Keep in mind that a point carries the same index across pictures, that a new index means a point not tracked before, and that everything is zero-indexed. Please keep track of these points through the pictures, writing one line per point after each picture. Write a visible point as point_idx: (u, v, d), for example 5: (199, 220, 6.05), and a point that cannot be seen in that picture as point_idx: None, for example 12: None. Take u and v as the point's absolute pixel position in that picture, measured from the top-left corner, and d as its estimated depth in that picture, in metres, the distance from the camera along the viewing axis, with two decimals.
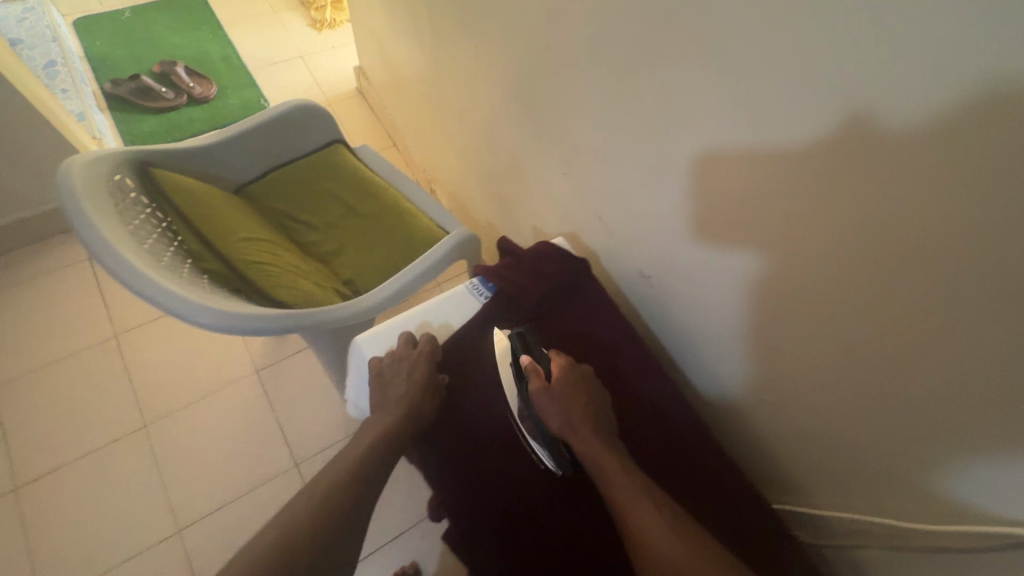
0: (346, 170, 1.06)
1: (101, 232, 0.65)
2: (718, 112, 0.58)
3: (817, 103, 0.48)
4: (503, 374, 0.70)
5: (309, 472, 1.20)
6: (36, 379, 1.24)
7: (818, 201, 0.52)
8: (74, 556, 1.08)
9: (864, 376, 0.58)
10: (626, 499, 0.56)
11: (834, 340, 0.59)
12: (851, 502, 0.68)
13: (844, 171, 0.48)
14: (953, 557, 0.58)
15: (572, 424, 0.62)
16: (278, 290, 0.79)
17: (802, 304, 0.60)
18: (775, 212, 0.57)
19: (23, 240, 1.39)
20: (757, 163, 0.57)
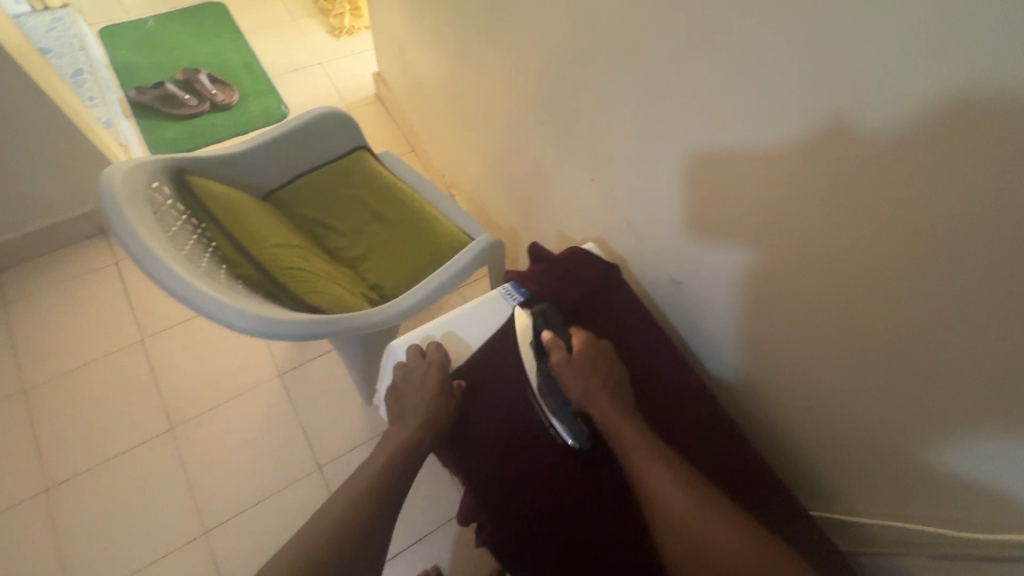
0: (371, 176, 1.08)
1: (144, 238, 0.66)
2: (746, 119, 0.60)
3: (843, 111, 0.50)
4: (523, 350, 0.71)
5: (333, 475, 1.21)
6: (65, 381, 1.27)
7: (869, 205, 0.52)
8: (103, 556, 1.09)
9: (905, 383, 0.57)
10: (641, 460, 0.58)
11: (877, 346, 0.58)
12: (886, 509, 0.67)
13: (869, 175, 0.51)
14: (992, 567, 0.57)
15: (592, 393, 0.63)
16: (311, 296, 0.80)
17: (845, 309, 0.60)
18: (820, 217, 0.57)
19: (51, 245, 1.42)
20: (804, 167, 0.57)
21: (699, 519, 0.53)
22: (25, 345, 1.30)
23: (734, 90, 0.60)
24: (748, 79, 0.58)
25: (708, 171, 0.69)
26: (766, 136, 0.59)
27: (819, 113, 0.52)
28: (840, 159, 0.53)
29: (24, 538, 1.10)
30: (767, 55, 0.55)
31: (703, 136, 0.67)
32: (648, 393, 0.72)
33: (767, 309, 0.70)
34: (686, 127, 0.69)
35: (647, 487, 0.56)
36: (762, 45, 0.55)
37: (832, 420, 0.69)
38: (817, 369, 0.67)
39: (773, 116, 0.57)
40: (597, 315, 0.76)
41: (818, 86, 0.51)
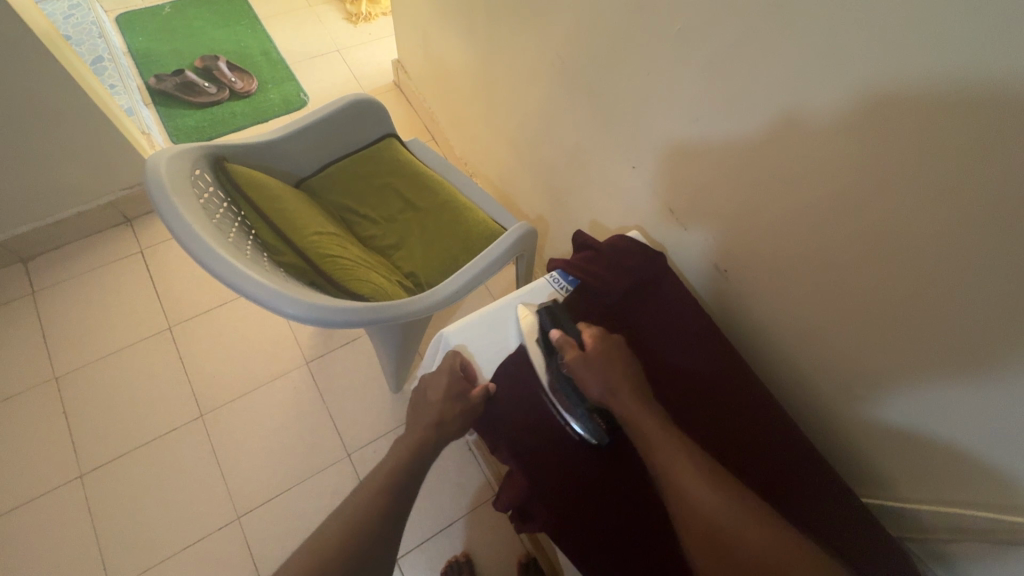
0: (403, 164, 1.07)
1: (193, 226, 0.66)
2: (799, 106, 0.61)
3: (903, 96, 0.51)
4: (531, 350, 0.69)
5: (361, 462, 1.22)
6: (96, 369, 1.28)
7: (941, 194, 0.51)
8: (139, 541, 1.11)
9: (963, 376, 0.57)
10: (667, 457, 0.56)
11: (935, 338, 0.58)
12: (933, 493, 0.67)
13: (925, 165, 0.52)
14: None
15: (613, 388, 0.61)
16: (353, 283, 0.80)
17: (902, 300, 0.59)
18: (885, 206, 0.57)
19: (77, 233, 1.42)
20: (869, 158, 0.56)
21: (721, 510, 0.52)
22: (54, 333, 1.31)
23: (789, 76, 0.60)
24: (806, 64, 0.58)
25: (758, 157, 0.69)
26: (820, 122, 0.59)
27: (877, 100, 0.53)
28: (894, 147, 0.54)
29: (61, 523, 1.12)
30: (827, 40, 0.55)
31: (754, 122, 0.67)
32: (698, 383, 0.71)
33: (813, 297, 0.70)
34: (738, 113, 0.68)
35: (674, 485, 0.54)
36: (824, 29, 0.54)
37: (882, 410, 0.68)
38: (867, 358, 0.67)
39: (830, 102, 0.57)
40: (644, 303, 0.75)
41: (882, 71, 0.51)
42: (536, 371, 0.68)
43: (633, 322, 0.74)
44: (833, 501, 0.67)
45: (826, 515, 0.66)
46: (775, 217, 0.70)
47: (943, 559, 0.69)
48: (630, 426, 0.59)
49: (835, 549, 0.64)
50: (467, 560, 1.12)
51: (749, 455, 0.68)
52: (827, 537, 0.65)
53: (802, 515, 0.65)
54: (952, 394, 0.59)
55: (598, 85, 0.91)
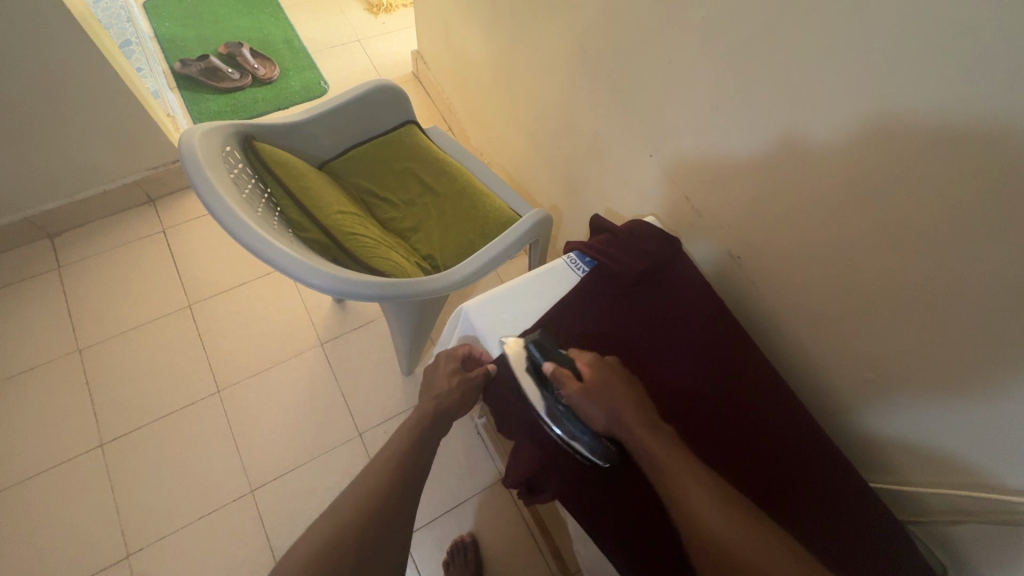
0: (421, 150, 1.09)
1: (226, 202, 0.69)
2: (830, 111, 0.61)
3: (937, 105, 0.51)
4: (525, 385, 0.63)
5: (372, 442, 1.25)
6: (118, 343, 1.31)
7: (941, 189, 0.53)
8: (155, 510, 1.15)
9: (959, 365, 0.59)
10: (685, 487, 0.53)
11: (932, 327, 0.60)
12: (925, 475, 0.69)
13: (948, 174, 0.52)
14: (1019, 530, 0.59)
15: (619, 416, 0.58)
16: (374, 260, 0.82)
17: (905, 291, 0.61)
18: (890, 198, 0.59)
19: (103, 211, 1.46)
20: (876, 151, 0.58)
21: (742, 536, 0.50)
22: (79, 307, 1.34)
23: (819, 83, 0.61)
24: (839, 72, 0.58)
25: (783, 157, 0.69)
26: (852, 129, 0.59)
27: (909, 110, 0.53)
28: (921, 155, 0.54)
29: (82, 489, 1.15)
30: (860, 49, 0.55)
31: (781, 123, 0.67)
32: (705, 374, 0.71)
33: (827, 292, 0.71)
34: (763, 113, 0.69)
35: (692, 511, 0.52)
36: (857, 33, 0.55)
37: (887, 401, 0.69)
38: (878, 353, 0.68)
39: (862, 111, 0.58)
40: (661, 287, 0.74)
41: (913, 79, 0.52)
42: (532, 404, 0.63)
43: (646, 311, 0.72)
44: (840, 488, 0.68)
45: (833, 496, 0.67)
46: (794, 214, 0.71)
47: (943, 540, 0.69)
48: (641, 455, 0.56)
49: (844, 532, 0.65)
50: (472, 540, 1.14)
51: (755, 439, 0.68)
52: (832, 516, 0.66)
53: (810, 495, 0.66)
54: (952, 382, 0.60)
55: (618, 76, 0.93)
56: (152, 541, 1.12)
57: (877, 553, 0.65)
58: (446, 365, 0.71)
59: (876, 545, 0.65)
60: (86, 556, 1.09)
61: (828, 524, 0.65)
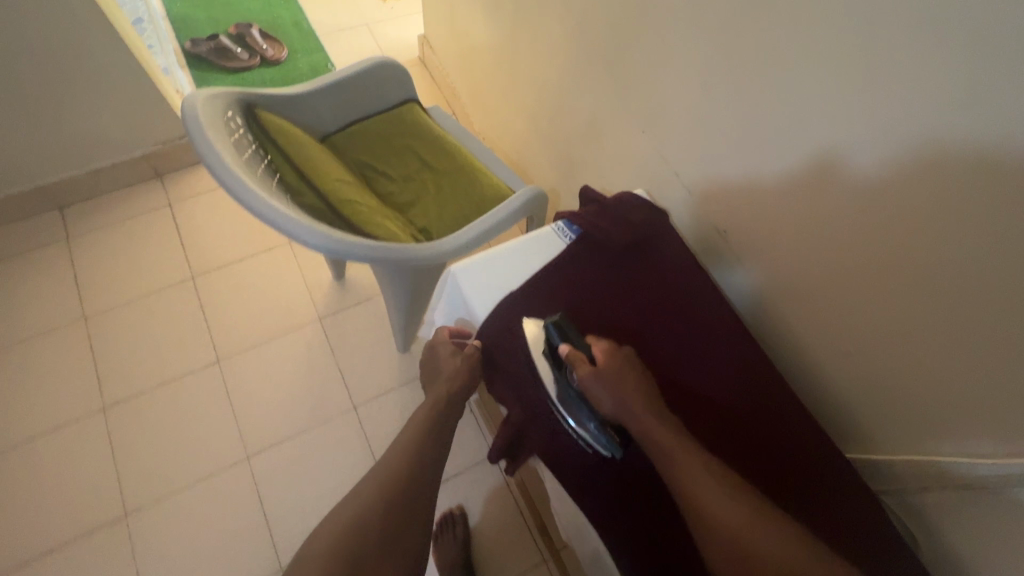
0: (422, 127, 1.11)
1: (229, 164, 0.72)
2: (875, 137, 0.58)
3: (983, 141, 0.49)
4: (538, 363, 0.64)
5: (366, 415, 1.27)
6: (122, 311, 1.34)
7: (911, 155, 0.55)
8: (153, 473, 1.18)
9: (925, 334, 0.60)
10: (693, 475, 0.53)
11: (900, 295, 0.61)
12: (891, 444, 0.69)
13: (951, 167, 0.52)
14: (972, 497, 0.59)
15: (628, 402, 0.57)
16: (369, 226, 0.84)
17: (879, 256, 0.62)
18: (866, 166, 0.60)
19: (111, 184, 1.49)
20: (853, 120, 0.60)
21: (747, 527, 0.50)
22: (85, 275, 1.38)
23: (863, 107, 0.58)
24: (895, 102, 0.55)
25: (813, 180, 0.67)
26: (884, 143, 0.57)
27: (949, 129, 0.51)
28: (943, 166, 0.53)
29: (84, 450, 1.19)
30: (919, 78, 0.52)
31: (817, 142, 0.64)
32: (681, 339, 0.71)
33: (809, 268, 0.72)
34: (794, 126, 0.66)
35: (697, 500, 0.52)
36: (916, 57, 0.52)
37: (860, 374, 0.70)
38: (859, 329, 0.68)
39: (911, 147, 0.55)
40: (649, 260, 0.73)
41: (899, 55, 0.53)
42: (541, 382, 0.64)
43: (628, 282, 0.72)
44: (819, 465, 0.67)
45: (813, 471, 0.66)
46: (803, 216, 0.70)
47: (914, 509, 0.67)
48: (648, 443, 0.56)
49: (821, 507, 0.64)
50: (460, 513, 1.16)
51: (740, 412, 0.68)
52: (810, 492, 0.65)
53: (789, 468, 0.66)
54: (917, 352, 0.62)
55: (616, 55, 0.94)
56: (150, 502, 1.15)
57: (858, 534, 0.63)
58: (446, 347, 0.73)
59: (854, 524, 0.64)
60: (86, 513, 1.13)
61: (802, 498, 0.64)
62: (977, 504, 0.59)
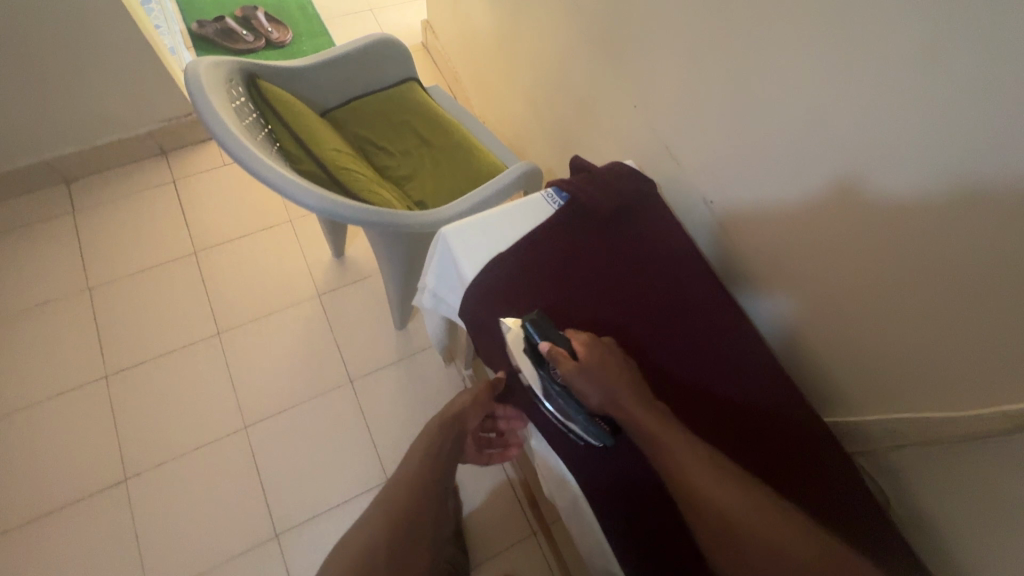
0: (421, 105, 1.13)
1: (228, 126, 0.74)
2: (904, 166, 0.57)
3: (1014, 174, 0.48)
4: (520, 364, 0.64)
5: (362, 389, 1.30)
6: (126, 284, 1.37)
7: (892, 120, 0.57)
8: (153, 440, 1.20)
9: (900, 296, 0.62)
10: (682, 463, 0.52)
11: (879, 257, 0.63)
12: (868, 405, 0.71)
13: (928, 128, 0.54)
14: (946, 452, 0.61)
15: (614, 394, 0.57)
16: (365, 193, 0.86)
17: (861, 221, 0.64)
18: (850, 133, 0.62)
19: (117, 160, 1.51)
20: (836, 88, 0.61)
21: (742, 509, 0.49)
22: (90, 248, 1.40)
23: (892, 135, 0.57)
24: (927, 131, 0.54)
25: (838, 209, 0.66)
26: (869, 110, 0.59)
27: (928, 93, 0.53)
28: (921, 127, 0.55)
29: (86, 417, 1.22)
30: (956, 109, 0.51)
31: (804, 113, 0.66)
32: (655, 308, 0.72)
33: (792, 236, 0.73)
34: (802, 127, 0.67)
35: (691, 487, 0.51)
36: (952, 86, 0.51)
37: (837, 340, 0.72)
38: (842, 298, 0.69)
39: (940, 180, 0.54)
40: (632, 225, 0.76)
41: (881, 20, 0.55)
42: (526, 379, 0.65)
43: (608, 246, 0.74)
44: (799, 428, 0.68)
45: (793, 432, 0.67)
46: (818, 234, 0.70)
47: (888, 472, 0.68)
48: (635, 433, 0.55)
49: (798, 469, 0.65)
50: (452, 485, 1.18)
51: (716, 372, 0.69)
52: (790, 453, 0.65)
53: (768, 429, 0.67)
54: (896, 315, 0.64)
55: (611, 33, 0.95)
56: (150, 468, 1.18)
57: (835, 492, 0.64)
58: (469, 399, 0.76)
59: (832, 483, 0.64)
60: (88, 477, 1.16)
61: (782, 458, 0.65)
62: (947, 458, 0.61)
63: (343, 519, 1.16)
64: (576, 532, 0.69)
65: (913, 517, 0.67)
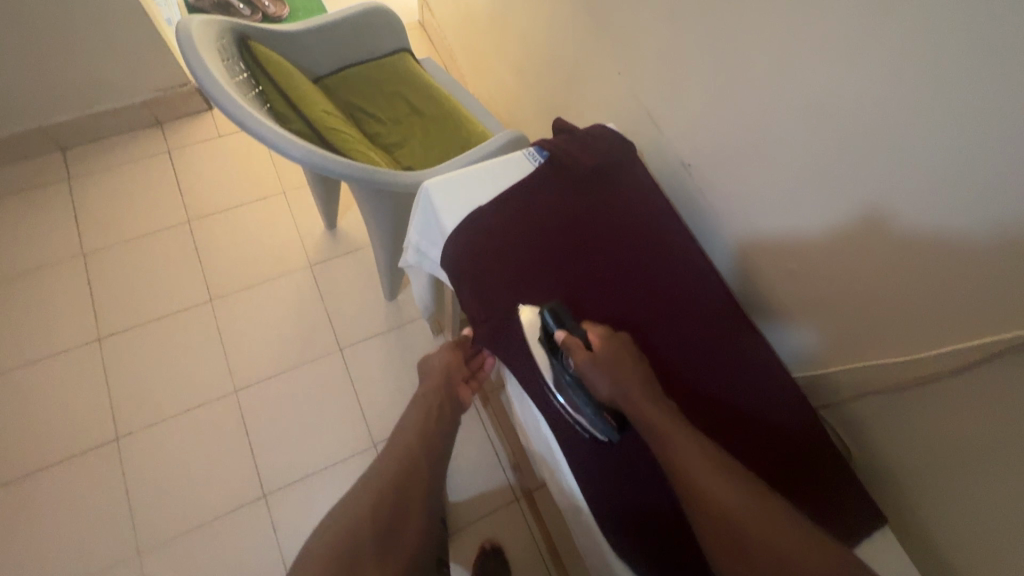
0: (412, 74, 1.15)
1: (215, 77, 0.76)
2: (922, 185, 0.56)
3: (988, 153, 0.49)
4: (535, 351, 0.66)
5: (351, 357, 1.32)
6: (120, 250, 1.39)
7: (878, 104, 0.58)
8: (145, 401, 1.23)
9: (870, 257, 0.64)
10: (689, 464, 0.52)
11: (856, 219, 0.65)
12: (837, 358, 0.73)
13: (910, 110, 0.55)
14: (912, 392, 0.63)
15: (624, 386, 0.58)
16: (353, 152, 0.88)
17: (845, 193, 0.65)
18: (838, 118, 0.63)
19: (112, 130, 1.53)
20: (822, 66, 0.62)
21: (752, 515, 0.49)
22: (85, 215, 1.42)
23: (904, 144, 0.56)
24: (914, 119, 0.55)
25: (862, 239, 0.65)
26: (857, 93, 0.60)
27: (912, 78, 0.54)
28: (903, 109, 0.56)
29: (79, 377, 1.24)
30: (945, 106, 0.52)
31: (797, 98, 0.67)
32: (629, 267, 0.73)
33: (772, 199, 0.75)
34: (792, 108, 0.68)
35: (699, 490, 0.51)
36: (934, 70, 0.52)
37: (811, 297, 0.74)
38: (820, 264, 0.71)
39: (953, 187, 0.53)
40: (612, 184, 0.78)
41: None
42: (540, 368, 0.66)
43: (587, 203, 0.76)
44: (767, 377, 0.69)
45: (760, 383, 0.69)
46: (830, 246, 0.69)
47: (854, 423, 0.71)
48: (642, 427, 0.56)
49: (764, 416, 0.67)
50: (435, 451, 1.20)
51: (693, 325, 0.71)
52: (756, 404, 0.67)
53: (734, 381, 0.68)
54: (870, 280, 0.65)
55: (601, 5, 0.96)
56: (141, 428, 1.20)
57: (796, 440, 0.66)
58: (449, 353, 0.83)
59: (794, 430, 0.67)
60: (79, 435, 1.18)
61: (745, 404, 0.67)
62: (913, 399, 0.63)
63: (330, 482, 1.19)
64: (549, 477, 0.72)
65: (876, 466, 0.70)
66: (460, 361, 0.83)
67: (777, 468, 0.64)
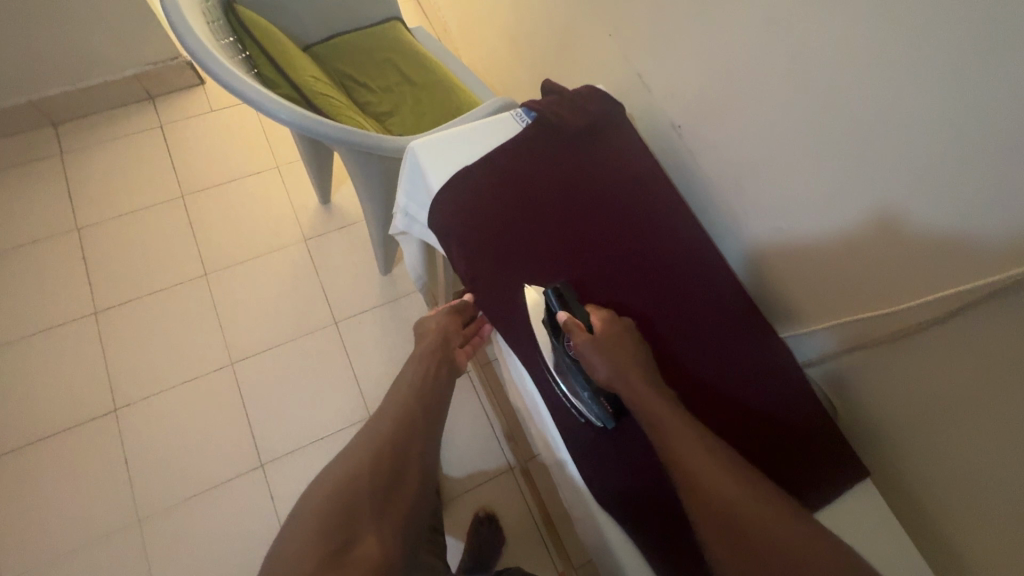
0: (403, 42, 1.13)
1: (200, 40, 0.75)
2: (925, 163, 0.55)
3: (981, 112, 0.49)
4: (538, 331, 0.66)
5: (346, 331, 1.32)
6: (114, 225, 1.39)
7: (875, 66, 0.57)
8: (142, 373, 1.24)
9: (857, 216, 0.64)
10: (681, 453, 0.52)
11: (848, 181, 0.64)
12: (818, 313, 0.73)
13: (907, 71, 0.54)
14: (895, 345, 0.63)
15: (623, 372, 0.58)
16: (341, 117, 0.87)
17: (836, 158, 0.64)
18: (833, 81, 0.61)
19: (104, 105, 1.51)
20: (818, 24, 0.61)
21: (740, 495, 0.49)
22: (78, 190, 1.42)
23: (902, 110, 0.55)
24: (913, 82, 0.54)
25: (874, 241, 0.62)
26: (853, 54, 0.58)
27: (909, 37, 0.53)
28: (899, 70, 0.54)
29: (76, 350, 1.25)
30: (945, 69, 0.51)
31: (793, 61, 0.65)
32: (617, 227, 0.73)
33: (759, 160, 0.74)
34: (787, 72, 0.66)
35: (693, 475, 0.51)
36: (932, 27, 0.51)
37: (796, 259, 0.74)
38: (810, 228, 0.70)
39: (950, 153, 0.52)
40: (599, 146, 0.77)
41: None
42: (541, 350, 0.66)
43: (574, 163, 0.75)
44: (755, 336, 0.69)
45: (749, 342, 0.69)
46: (836, 244, 0.67)
47: (841, 381, 0.71)
48: (642, 415, 0.56)
49: (750, 373, 0.67)
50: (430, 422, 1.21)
51: (679, 285, 0.71)
52: (743, 364, 0.67)
53: (720, 339, 0.68)
54: (860, 248, 0.64)
55: None
56: (139, 399, 1.21)
57: (782, 396, 0.66)
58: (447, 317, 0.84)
59: (781, 388, 0.67)
60: (77, 407, 1.19)
61: (731, 362, 0.67)
62: (899, 355, 0.63)
63: (327, 451, 1.20)
64: (537, 436, 0.72)
65: (861, 425, 0.70)
66: (457, 325, 0.84)
67: (761, 423, 0.64)
